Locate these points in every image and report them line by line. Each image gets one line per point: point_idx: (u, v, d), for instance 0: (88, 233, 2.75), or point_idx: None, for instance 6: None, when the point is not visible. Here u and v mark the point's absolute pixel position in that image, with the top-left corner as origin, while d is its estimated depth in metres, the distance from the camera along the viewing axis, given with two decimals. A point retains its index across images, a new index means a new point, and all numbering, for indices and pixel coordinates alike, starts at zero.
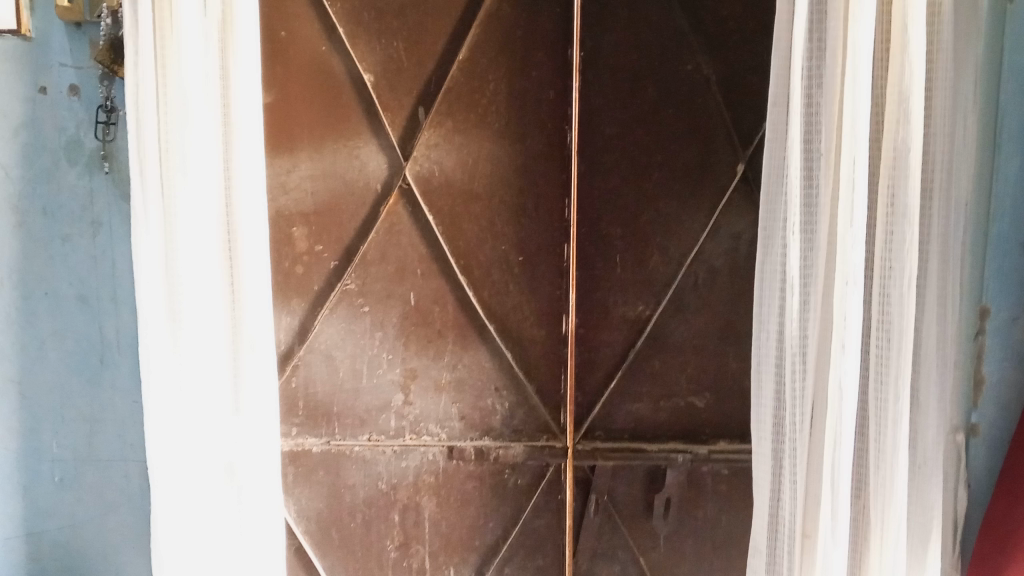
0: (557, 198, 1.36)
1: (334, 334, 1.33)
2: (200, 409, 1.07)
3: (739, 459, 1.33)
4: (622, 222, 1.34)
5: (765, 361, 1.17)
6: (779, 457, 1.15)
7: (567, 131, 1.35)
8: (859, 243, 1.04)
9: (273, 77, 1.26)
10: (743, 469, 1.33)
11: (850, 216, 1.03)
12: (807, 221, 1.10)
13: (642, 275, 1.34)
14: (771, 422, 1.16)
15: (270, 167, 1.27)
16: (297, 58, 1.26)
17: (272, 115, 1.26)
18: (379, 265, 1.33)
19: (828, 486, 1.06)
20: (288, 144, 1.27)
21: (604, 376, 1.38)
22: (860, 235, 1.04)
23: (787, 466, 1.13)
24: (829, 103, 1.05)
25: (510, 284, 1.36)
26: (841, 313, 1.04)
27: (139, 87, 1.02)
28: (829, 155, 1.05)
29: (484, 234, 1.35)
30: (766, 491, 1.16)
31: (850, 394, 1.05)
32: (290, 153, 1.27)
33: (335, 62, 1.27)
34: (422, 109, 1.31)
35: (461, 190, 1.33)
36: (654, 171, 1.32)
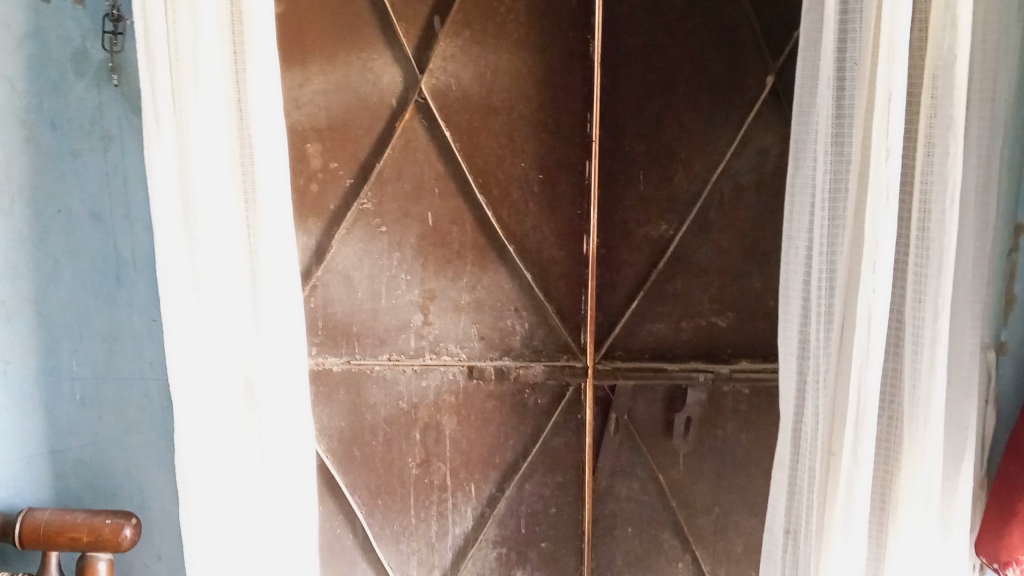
0: (579, 114, 1.31)
1: (353, 254, 1.32)
2: (220, 327, 1.08)
3: (760, 377, 1.33)
4: (645, 137, 1.30)
5: (794, 279, 1.15)
6: (804, 371, 1.15)
7: (590, 41, 1.28)
8: (896, 158, 0.99)
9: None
10: (765, 387, 1.32)
11: (885, 133, 0.98)
12: (839, 131, 1.05)
13: (666, 193, 1.31)
14: (798, 340, 1.15)
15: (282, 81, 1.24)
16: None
17: (281, 27, 1.22)
18: (396, 184, 1.31)
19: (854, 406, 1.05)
20: (299, 58, 1.24)
21: (625, 297, 1.36)
22: (897, 152, 0.99)
23: (812, 381, 1.13)
24: (868, 3, 1.00)
25: (530, 203, 1.33)
26: (875, 229, 1.00)
27: None
28: (868, 64, 1.01)
29: (503, 151, 1.31)
30: (790, 407, 1.17)
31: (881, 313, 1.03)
32: (302, 67, 1.24)
33: None
34: (438, 19, 1.26)
35: (479, 105, 1.29)
36: (681, 84, 1.27)
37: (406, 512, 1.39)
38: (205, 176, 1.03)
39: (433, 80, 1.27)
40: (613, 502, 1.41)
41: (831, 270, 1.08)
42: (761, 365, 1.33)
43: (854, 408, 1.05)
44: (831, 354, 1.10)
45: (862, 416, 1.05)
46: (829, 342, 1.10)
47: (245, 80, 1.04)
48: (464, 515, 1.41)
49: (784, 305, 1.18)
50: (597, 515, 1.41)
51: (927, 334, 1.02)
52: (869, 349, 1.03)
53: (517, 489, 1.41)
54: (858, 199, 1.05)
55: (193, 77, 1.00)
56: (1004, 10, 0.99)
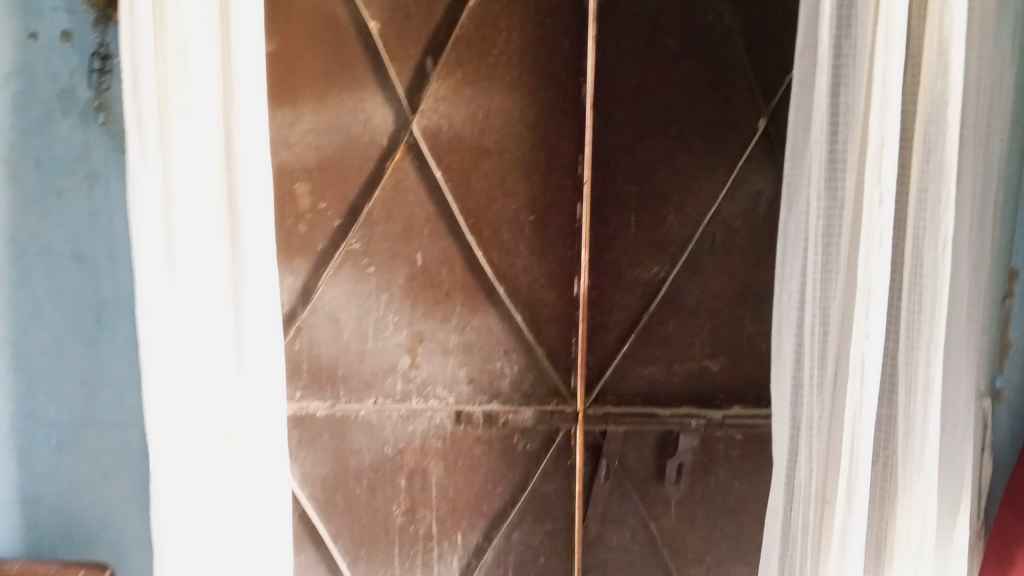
0: (571, 155, 1.30)
1: (340, 295, 1.30)
2: (202, 374, 1.03)
3: (753, 423, 1.30)
4: (637, 179, 1.28)
5: (785, 323, 1.14)
6: (798, 418, 1.13)
7: (581, 84, 1.29)
8: (889, 203, 0.97)
9: (274, 23, 1.21)
10: (757, 434, 1.30)
11: (877, 179, 0.96)
12: (832, 178, 1.04)
13: (658, 235, 1.29)
14: (791, 384, 1.13)
15: (272, 119, 1.23)
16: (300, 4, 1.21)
17: (271, 64, 1.21)
18: (385, 223, 1.29)
19: (848, 455, 1.02)
20: (288, 95, 1.22)
21: (616, 340, 1.33)
22: (890, 197, 0.97)
23: (805, 428, 1.10)
24: (862, 47, 0.98)
25: (521, 244, 1.31)
26: (868, 274, 0.98)
27: (134, 33, 0.94)
28: (863, 109, 0.98)
29: (494, 191, 1.29)
30: (783, 453, 1.15)
31: (874, 360, 1.00)
32: (292, 105, 1.23)
33: (340, 8, 1.22)
34: (431, 59, 1.25)
35: (470, 145, 1.28)
36: (673, 126, 1.27)
37: (389, 562, 1.34)
38: (190, 217, 1.00)
39: (425, 120, 1.26)
40: (603, 551, 1.37)
41: (824, 317, 1.06)
42: (754, 411, 1.30)
43: (847, 453, 1.02)
44: (826, 401, 1.07)
45: (855, 463, 1.02)
46: (820, 390, 1.07)
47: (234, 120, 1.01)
48: (450, 565, 1.36)
49: (777, 349, 1.17)
50: (586, 566, 1.38)
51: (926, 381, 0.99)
52: (863, 389, 0.99)
53: (505, 538, 1.37)
54: (852, 242, 1.03)
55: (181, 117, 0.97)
56: (996, 58, 0.99)
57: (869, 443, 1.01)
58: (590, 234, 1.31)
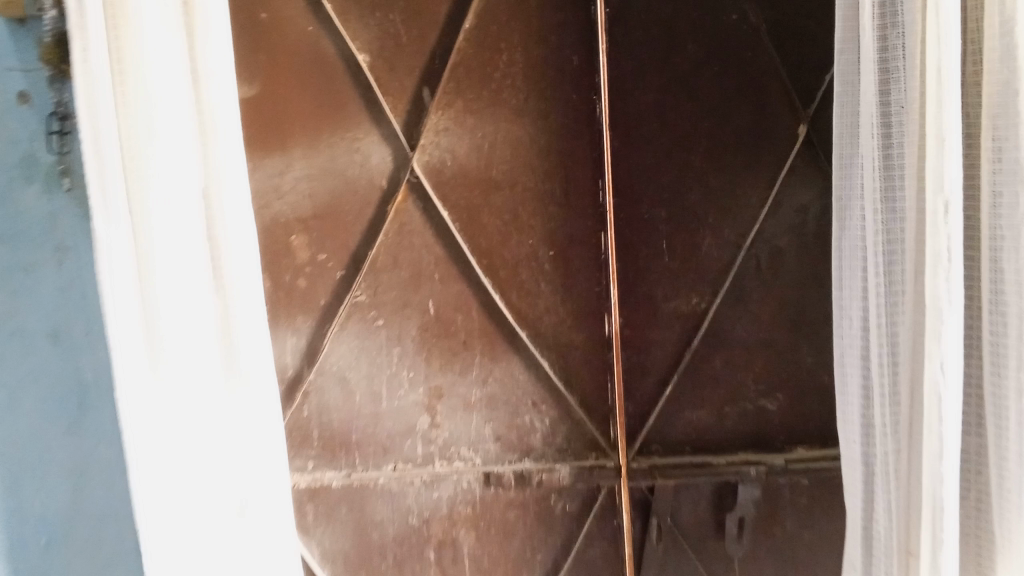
0: (590, 181, 1.18)
1: (347, 352, 1.18)
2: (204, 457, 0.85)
3: (821, 469, 1.14)
4: (665, 202, 1.15)
5: (849, 354, 0.98)
6: (870, 463, 0.96)
7: (595, 103, 1.17)
8: (957, 213, 0.79)
9: (254, 66, 1.10)
10: (826, 481, 1.14)
11: (938, 184, 0.79)
12: (888, 187, 0.89)
13: (693, 262, 1.15)
14: (861, 424, 0.97)
15: (261, 169, 1.12)
16: (281, 42, 1.11)
17: (255, 110, 1.10)
18: (392, 271, 1.17)
19: (927, 500, 0.83)
20: (277, 141, 1.12)
21: (657, 382, 1.19)
22: (959, 205, 0.79)
23: (880, 472, 0.94)
24: (911, 33, 0.84)
25: (541, 282, 1.18)
26: (935, 294, 0.81)
27: (85, 52, 0.77)
28: (918, 103, 0.84)
29: (508, 228, 1.17)
30: (857, 502, 0.98)
31: (955, 394, 0.81)
32: (282, 151, 1.12)
33: (326, 42, 1.12)
34: (428, 90, 1.14)
35: (477, 179, 1.16)
36: (702, 141, 1.14)
37: None
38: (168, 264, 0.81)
39: (426, 156, 1.15)
40: None
41: (893, 349, 0.90)
42: (819, 453, 1.15)
43: (927, 495, 0.83)
44: (901, 446, 0.90)
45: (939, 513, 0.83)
46: (892, 432, 0.91)
47: (210, 146, 0.84)
48: None
49: (840, 384, 1.01)
50: None
51: (1000, 411, 0.80)
52: (942, 426, 0.81)
53: None
54: (917, 259, 0.86)
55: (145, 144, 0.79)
56: None
57: (954, 487, 0.83)
58: (618, 265, 1.18)
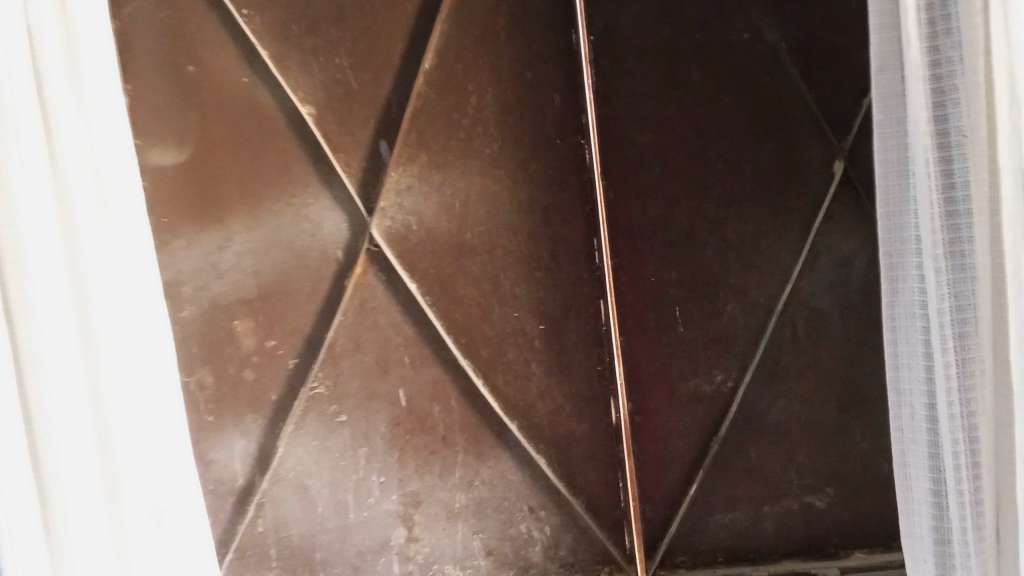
0: (583, 241, 0.98)
1: (306, 456, 0.97)
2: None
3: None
4: (676, 260, 0.95)
5: (912, 454, 0.70)
6: None
7: (584, 148, 0.98)
8: None
9: (179, 126, 0.92)
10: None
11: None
12: (952, 235, 0.65)
13: (716, 331, 0.95)
14: (933, 545, 0.69)
15: (196, 246, 0.93)
16: (213, 98, 0.93)
17: (183, 180, 0.92)
18: (354, 357, 0.98)
19: None
20: (212, 213, 0.93)
21: (680, 479, 0.97)
22: None
23: None
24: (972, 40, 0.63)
25: (532, 363, 0.98)
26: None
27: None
28: (985, 126, 0.63)
29: (488, 299, 0.98)
30: None
31: None
32: (219, 224, 0.94)
33: (263, 94, 0.95)
34: (385, 143, 0.97)
35: (449, 245, 0.97)
36: (715, 186, 0.94)
37: None
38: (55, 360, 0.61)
39: (388, 221, 0.96)
40: None
41: (976, 451, 0.64)
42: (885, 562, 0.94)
43: None
44: None
45: None
46: (977, 564, 0.65)
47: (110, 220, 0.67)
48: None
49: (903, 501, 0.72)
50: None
51: None
52: None
53: None
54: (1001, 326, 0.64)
55: (14, 197, 0.59)
56: None
57: None
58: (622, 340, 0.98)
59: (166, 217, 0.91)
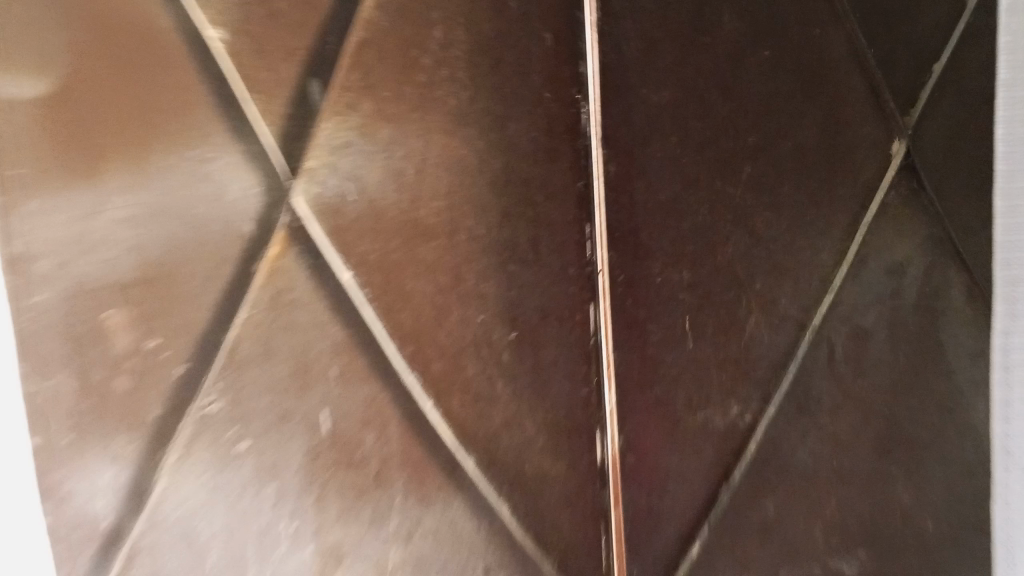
0: (574, 227, 0.76)
1: (193, 496, 0.67)
2: None
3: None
4: (689, 256, 0.74)
5: None
6: None
7: (580, 107, 0.77)
8: None
9: (52, 39, 0.63)
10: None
11: None
12: None
13: (736, 350, 0.74)
14: None
15: (50, 195, 0.62)
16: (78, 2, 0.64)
17: (60, 112, 0.63)
18: (262, 367, 0.70)
19: None
20: (83, 157, 0.64)
21: (680, 538, 0.76)
22: None
23: None
24: None
25: (498, 383, 0.75)
26: None
27: None
28: None
29: (445, 297, 0.75)
30: None
31: None
32: (99, 176, 0.65)
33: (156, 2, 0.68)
34: (317, 84, 0.75)
35: (395, 222, 0.73)
36: (745, 165, 0.74)
37: None
38: None
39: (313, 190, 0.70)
40: None
41: None
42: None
43: None
44: None
45: None
46: None
47: None
48: None
49: None
50: None
51: None
52: None
53: None
54: None
55: None
56: None
57: None
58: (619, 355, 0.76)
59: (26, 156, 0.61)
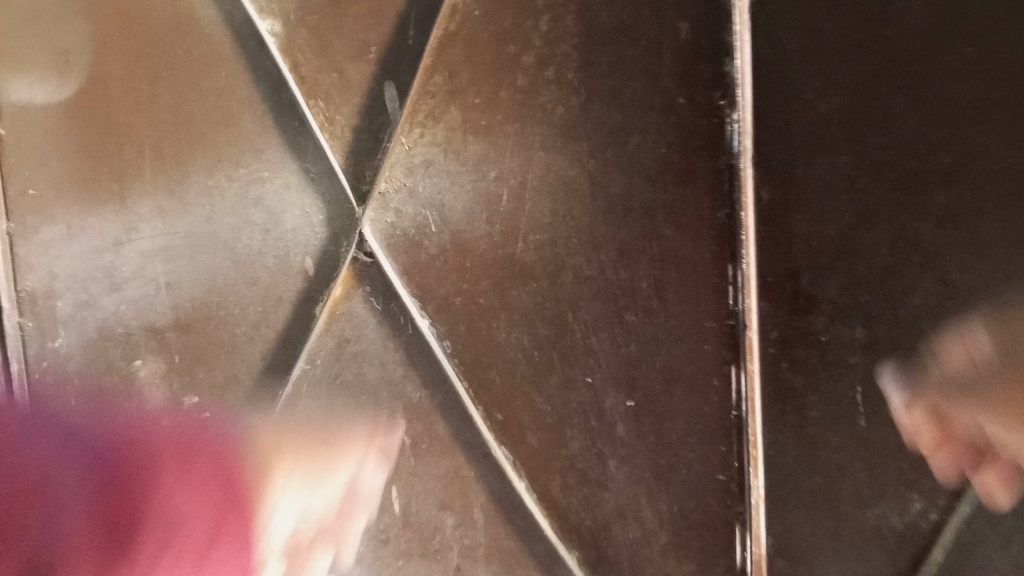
0: (711, 270, 0.58)
1: None
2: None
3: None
4: (865, 313, 0.52)
5: None
6: None
7: (723, 117, 0.57)
8: None
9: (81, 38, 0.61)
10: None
11: None
12: None
13: (909, 430, 0.50)
14: None
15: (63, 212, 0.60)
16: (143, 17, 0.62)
17: (84, 119, 0.61)
18: (323, 433, 0.60)
19: None
20: (107, 169, 0.61)
21: None
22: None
23: None
24: None
25: (611, 462, 0.60)
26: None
27: None
28: None
29: (545, 353, 0.60)
30: None
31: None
32: (116, 187, 0.61)
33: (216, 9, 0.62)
34: (391, 86, 0.60)
35: (485, 259, 0.59)
36: (940, 191, 0.46)
37: None
38: None
39: (396, 220, 0.60)
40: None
41: None
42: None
43: None
44: None
45: None
46: None
47: None
48: None
49: None
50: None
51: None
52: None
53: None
54: None
55: None
56: None
57: None
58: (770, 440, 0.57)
59: (53, 169, 0.60)
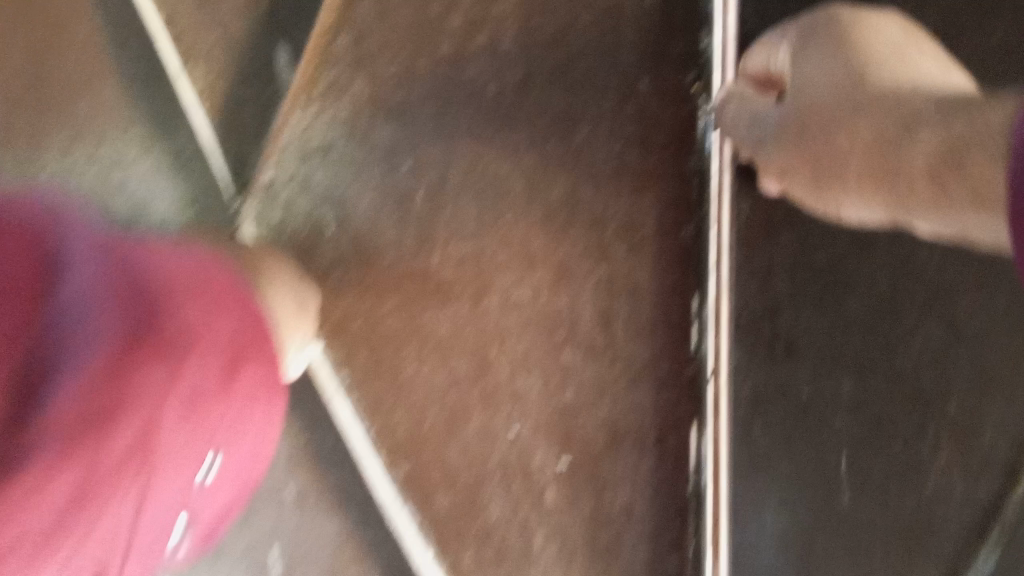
0: (673, 302, 0.45)
1: None
2: None
3: (960, 148, 0.30)
4: (854, 361, 0.45)
5: None
6: None
7: (695, 107, 0.45)
8: None
9: None
10: (968, 184, 0.30)
11: None
12: None
13: (914, 513, 0.45)
14: None
15: None
16: None
17: None
18: None
19: None
20: None
21: None
22: None
23: None
24: None
25: (539, 535, 0.47)
26: None
27: None
28: None
29: (462, 390, 0.47)
30: None
31: None
32: None
33: None
34: (285, 49, 0.47)
35: (393, 270, 0.47)
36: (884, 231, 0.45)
37: None
38: None
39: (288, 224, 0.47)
40: None
41: None
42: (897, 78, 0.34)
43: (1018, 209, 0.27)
44: None
45: None
46: None
47: None
48: None
49: None
50: None
51: None
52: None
53: None
54: None
55: None
56: None
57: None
58: (739, 517, 0.46)
59: None
